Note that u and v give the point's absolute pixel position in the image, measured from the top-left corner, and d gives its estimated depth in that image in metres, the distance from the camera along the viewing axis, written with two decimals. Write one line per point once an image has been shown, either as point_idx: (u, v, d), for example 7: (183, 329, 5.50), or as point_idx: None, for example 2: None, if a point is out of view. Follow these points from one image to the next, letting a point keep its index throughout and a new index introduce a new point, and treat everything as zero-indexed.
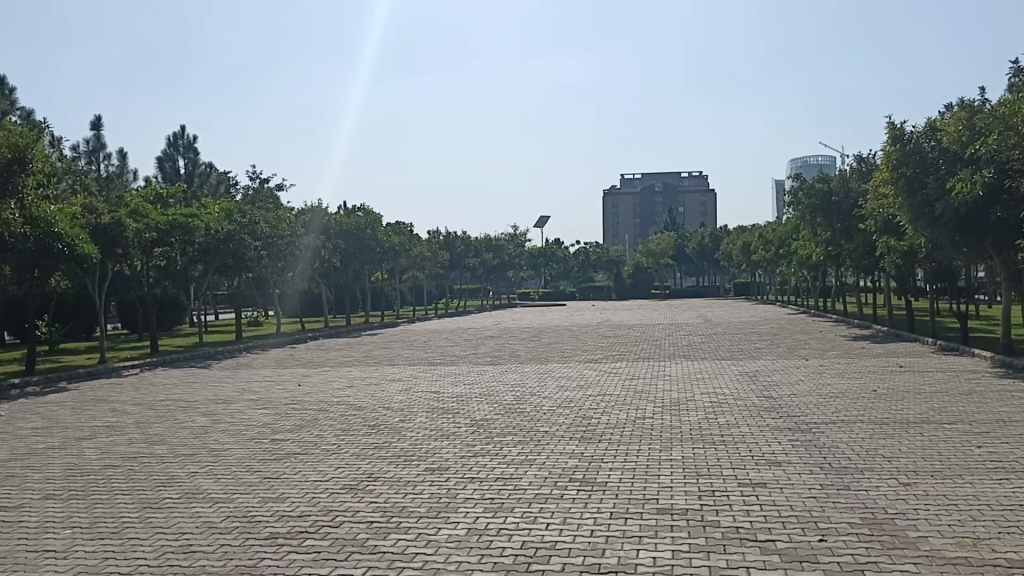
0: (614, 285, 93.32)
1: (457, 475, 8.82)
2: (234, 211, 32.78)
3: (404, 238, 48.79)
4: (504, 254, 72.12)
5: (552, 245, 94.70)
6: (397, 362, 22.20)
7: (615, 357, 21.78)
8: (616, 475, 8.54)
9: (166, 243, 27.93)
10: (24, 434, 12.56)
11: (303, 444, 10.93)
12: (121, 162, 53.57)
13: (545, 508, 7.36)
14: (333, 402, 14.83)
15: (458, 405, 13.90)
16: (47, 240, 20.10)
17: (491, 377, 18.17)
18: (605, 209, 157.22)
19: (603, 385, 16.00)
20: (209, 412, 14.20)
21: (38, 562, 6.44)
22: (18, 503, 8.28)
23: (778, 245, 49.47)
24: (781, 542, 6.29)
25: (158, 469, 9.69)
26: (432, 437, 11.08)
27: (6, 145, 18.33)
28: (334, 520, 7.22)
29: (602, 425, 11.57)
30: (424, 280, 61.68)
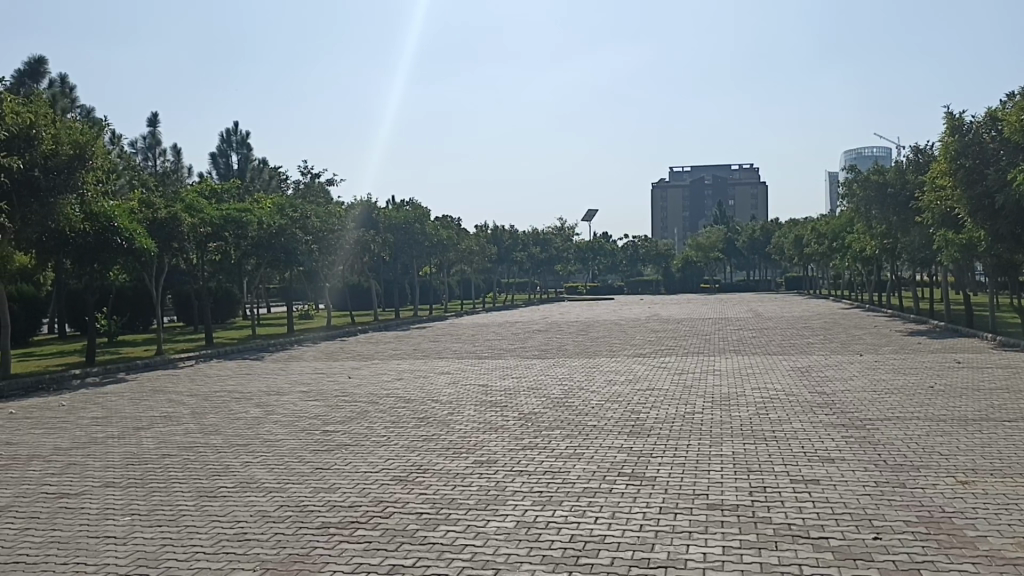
0: (663, 279, 92.60)
1: (506, 468, 8.84)
2: (285, 206, 33.23)
3: (452, 232, 48.94)
4: (552, 248, 72.07)
5: (601, 239, 94.33)
6: (446, 356, 22.34)
7: (665, 352, 21.62)
8: (665, 470, 8.49)
9: (219, 237, 28.49)
10: (85, 423, 12.93)
11: (353, 435, 11.07)
12: (176, 158, 54.72)
13: (593, 502, 7.35)
14: (383, 395, 14.99)
15: (506, 399, 13.95)
16: (107, 234, 20.58)
17: (539, 370, 18.19)
18: (654, 203, 156.02)
19: (652, 379, 15.92)
20: (262, 403, 14.46)
21: (99, 548, 6.63)
22: (80, 490, 8.53)
23: (831, 239, 48.54)
24: (834, 539, 6.20)
25: (213, 458, 9.90)
26: (480, 430, 11.14)
27: (69, 142, 18.93)
28: (385, 511, 7.31)
29: (651, 419, 11.51)
30: (471, 275, 61.87)
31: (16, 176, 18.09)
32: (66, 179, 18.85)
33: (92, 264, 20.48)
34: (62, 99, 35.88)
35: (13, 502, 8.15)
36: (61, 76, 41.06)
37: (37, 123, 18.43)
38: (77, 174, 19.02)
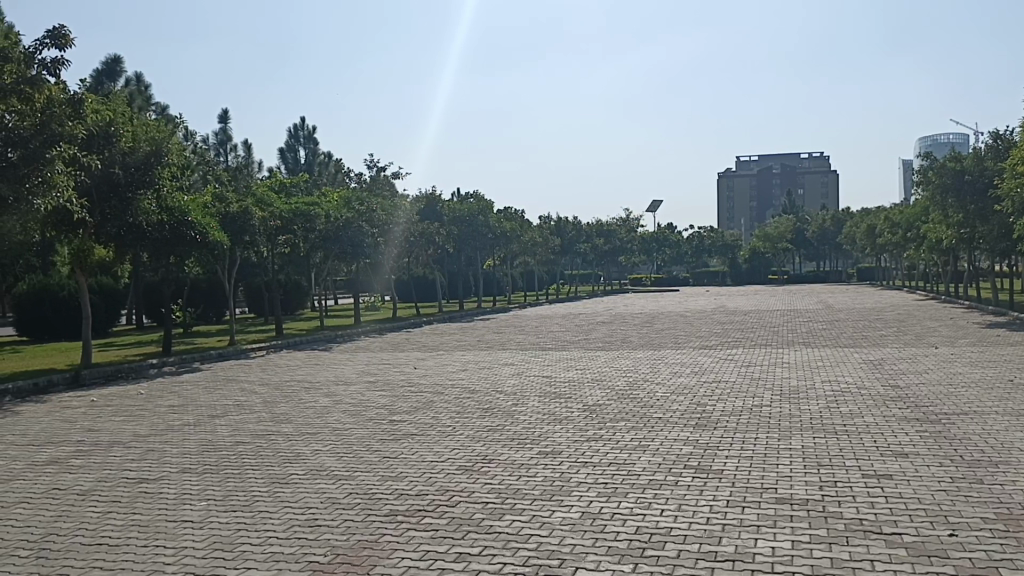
0: (730, 270, 90.45)
1: (570, 459, 8.86)
2: (352, 199, 33.59)
3: (516, 224, 48.88)
4: (616, 239, 71.53)
5: (666, 230, 93.32)
6: (510, 348, 22.43)
7: (732, 344, 21.33)
8: (733, 463, 8.40)
9: (289, 230, 29.02)
10: (163, 411, 13.37)
11: (419, 425, 11.22)
12: (246, 153, 55.98)
13: (659, 494, 7.33)
14: (448, 385, 15.15)
15: (571, 391, 13.97)
16: (182, 228, 20.92)
17: (604, 362, 18.13)
18: (720, 193, 153.81)
19: (719, 372, 15.73)
20: (330, 393, 14.76)
21: (176, 532, 6.85)
22: (159, 476, 8.84)
23: (906, 229, 47.06)
24: (907, 535, 6.07)
25: (284, 446, 10.15)
26: (545, 421, 11.19)
27: (145, 139, 19.58)
28: (451, 500, 7.39)
29: (717, 412, 11.39)
30: (535, 267, 61.77)
31: (96, 172, 18.83)
32: (143, 175, 19.49)
33: (168, 257, 21.04)
34: (138, 98, 37.02)
35: (96, 486, 8.48)
36: (138, 73, 42.42)
37: (116, 121, 19.21)
38: (154, 169, 19.61)
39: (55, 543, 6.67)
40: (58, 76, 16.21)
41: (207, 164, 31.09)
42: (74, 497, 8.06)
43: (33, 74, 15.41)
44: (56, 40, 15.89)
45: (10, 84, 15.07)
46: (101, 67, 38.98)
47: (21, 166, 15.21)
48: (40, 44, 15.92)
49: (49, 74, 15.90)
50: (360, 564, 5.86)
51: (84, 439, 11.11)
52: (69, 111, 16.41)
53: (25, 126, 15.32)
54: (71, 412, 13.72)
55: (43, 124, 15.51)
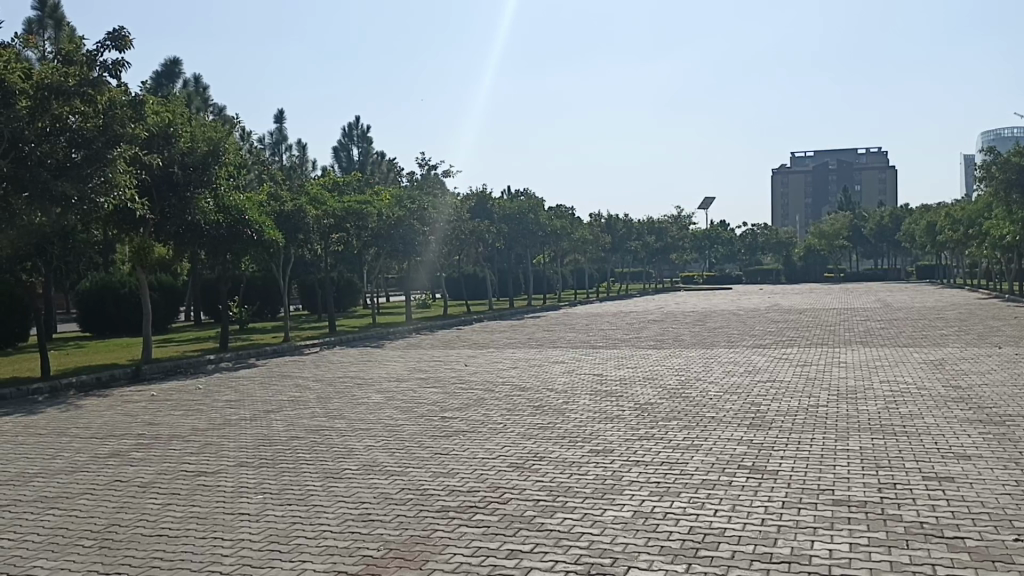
0: (784, 268, 90.08)
1: (622, 458, 8.81)
2: (403, 197, 33.80)
3: (567, 223, 48.76)
4: (667, 237, 71.22)
5: (719, 227, 92.47)
6: (560, 346, 22.39)
7: (786, 343, 21.04)
8: (788, 464, 8.27)
9: (342, 229, 29.36)
10: (219, 406, 13.63)
11: (471, 422, 11.27)
12: (301, 153, 56.79)
13: (712, 495, 7.24)
14: (498, 383, 15.19)
15: (622, 389, 13.91)
16: (239, 226, 21.31)
17: (656, 361, 17.99)
18: (774, 190, 151.82)
19: (773, 371, 15.50)
20: (382, 389, 14.91)
21: (233, 524, 6.98)
22: (217, 468, 9.02)
23: (967, 226, 45.89)
24: (970, 539, 5.91)
25: (337, 441, 10.28)
26: (597, 419, 11.14)
27: (203, 139, 20.06)
28: (502, 497, 7.41)
29: (772, 412, 11.25)
30: (585, 264, 61.67)
31: (156, 172, 19.34)
32: (201, 174, 19.96)
33: (224, 255, 21.50)
34: (196, 100, 37.77)
35: (155, 478, 8.69)
36: (196, 74, 43.34)
37: (175, 122, 19.70)
38: (211, 169, 20.06)
39: (117, 534, 6.85)
40: (119, 78, 16.65)
41: (263, 164, 31.67)
42: (135, 489, 8.27)
43: (95, 76, 15.88)
44: (116, 42, 16.30)
45: (74, 87, 15.52)
46: (161, 69, 39.84)
47: (85, 166, 15.65)
48: (101, 46, 16.34)
49: (109, 76, 16.33)
50: (413, 559, 5.90)
51: (144, 433, 11.39)
52: (130, 112, 16.84)
53: (89, 127, 15.75)
54: (132, 406, 14.07)
55: (106, 126, 15.94)
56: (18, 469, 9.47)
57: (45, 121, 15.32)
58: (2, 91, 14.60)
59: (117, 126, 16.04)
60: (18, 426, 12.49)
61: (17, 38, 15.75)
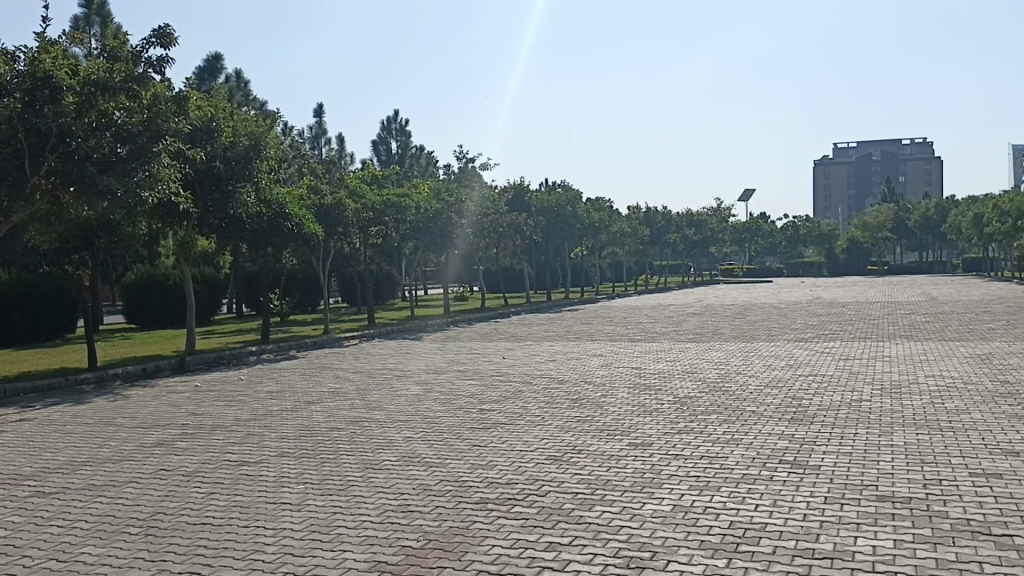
0: (826, 262, 89.07)
1: (662, 451, 8.77)
2: (441, 189, 33.96)
3: (604, 215, 48.54)
4: (707, 230, 70.54)
5: (760, 220, 91.46)
6: (598, 339, 22.32)
7: (828, 337, 20.73)
8: (831, 459, 8.16)
9: (380, 222, 29.55)
10: (261, 397, 13.82)
11: (509, 414, 11.29)
12: (340, 147, 57.24)
13: (754, 489, 7.18)
14: (536, 376, 15.18)
15: (661, 382, 13.83)
16: (279, 220, 21.59)
17: (695, 354, 17.86)
18: (816, 181, 149.80)
19: (815, 365, 15.31)
20: (421, 381, 15.00)
21: (275, 513, 7.08)
22: (258, 459, 9.15)
23: (1017, 217, 44.69)
24: (1019, 538, 5.78)
25: (377, 432, 10.36)
26: (635, 413, 11.09)
27: (245, 134, 20.33)
28: (541, 490, 7.41)
29: (814, 406, 11.09)
30: (623, 257, 61.30)
31: (200, 167, 19.59)
32: (243, 168, 20.16)
33: (265, 248, 21.80)
34: (238, 95, 38.33)
35: (199, 467, 8.83)
36: (236, 70, 44.01)
37: (217, 117, 19.98)
38: (253, 163, 20.29)
39: (162, 522, 6.98)
40: (164, 73, 16.93)
41: (304, 158, 31.96)
42: (179, 478, 8.41)
43: (140, 73, 16.17)
44: (161, 38, 16.54)
45: (120, 83, 15.80)
46: (203, 65, 40.41)
47: (131, 161, 15.98)
48: (146, 43, 16.60)
49: (154, 72, 16.63)
50: (452, 550, 5.94)
51: (188, 423, 11.58)
52: (173, 107, 17.10)
53: (133, 123, 16.01)
54: (176, 396, 14.31)
55: (150, 120, 16.19)
56: (66, 457, 9.69)
57: (91, 116, 15.58)
58: (50, 87, 14.91)
59: (161, 120, 16.29)
60: (66, 416, 12.77)
61: (64, 35, 16.04)
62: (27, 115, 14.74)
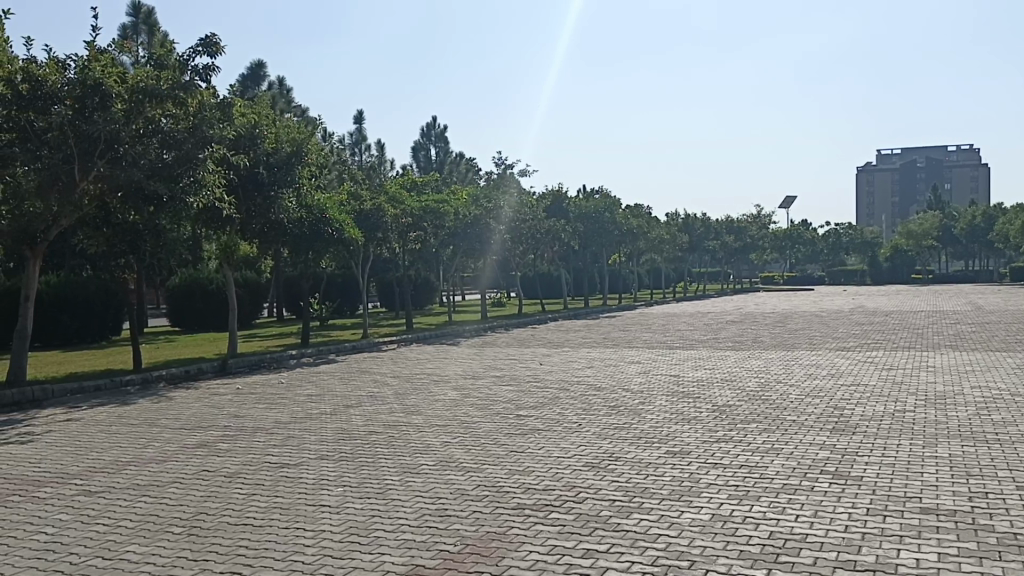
0: (869, 270, 86.35)
1: (700, 460, 8.70)
2: (480, 195, 34.10)
3: (643, 222, 48.26)
4: (747, 236, 69.89)
5: (801, 227, 90.35)
6: (636, 346, 22.23)
7: (871, 346, 20.41)
8: (873, 470, 8.04)
9: (419, 227, 29.71)
10: (301, 400, 13.97)
11: (546, 421, 11.28)
12: (381, 153, 57.78)
13: (794, 500, 7.10)
14: (574, 382, 15.15)
15: (700, 390, 13.73)
16: (320, 225, 21.86)
17: (734, 362, 17.71)
18: (859, 189, 147.77)
19: (857, 374, 15.09)
20: (458, 386, 15.02)
21: (315, 516, 7.16)
22: (299, 461, 9.26)
23: None
24: None
25: (415, 437, 10.44)
26: (674, 420, 11.03)
27: (287, 140, 20.63)
28: (578, 497, 7.40)
29: (856, 416, 10.93)
30: (663, 263, 60.93)
31: (243, 172, 19.88)
32: (285, 174, 20.41)
33: (306, 252, 22.08)
34: (281, 101, 38.84)
35: (241, 469, 8.97)
36: (280, 77, 44.62)
37: (260, 123, 20.34)
38: (295, 168, 20.57)
39: (204, 522, 7.09)
40: (210, 81, 17.24)
41: (344, 163, 32.25)
42: (221, 479, 8.54)
43: (186, 80, 16.38)
44: (208, 47, 16.83)
45: (167, 90, 15.99)
46: (247, 73, 41.05)
47: (176, 167, 16.31)
48: (193, 51, 16.92)
49: (200, 80, 16.93)
50: (489, 555, 5.95)
51: (230, 425, 11.75)
52: (218, 114, 17.45)
53: (179, 129, 16.34)
54: (218, 398, 14.53)
55: (196, 126, 16.52)
56: (112, 457, 9.89)
57: (139, 123, 15.86)
58: (100, 94, 15.23)
59: (206, 127, 16.63)
60: (112, 416, 13.02)
61: (114, 43, 16.42)
62: (77, 121, 15.05)
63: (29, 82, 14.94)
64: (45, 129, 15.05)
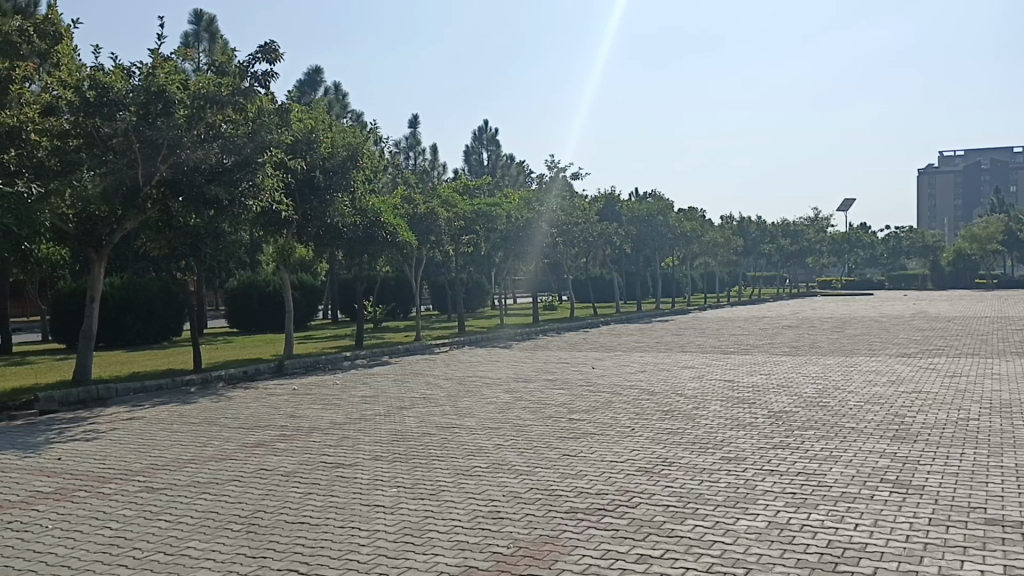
0: (931, 274, 84.86)
1: (756, 466, 8.58)
2: (531, 198, 34.17)
3: (696, 225, 47.76)
4: (804, 240, 68.70)
5: (859, 231, 88.40)
6: (690, 350, 22.00)
7: (933, 352, 19.88)
8: (936, 479, 7.84)
9: (472, 230, 29.80)
10: (355, 401, 14.14)
11: (599, 425, 11.24)
12: (434, 157, 58.28)
13: (853, 508, 6.97)
14: (627, 387, 15.05)
15: (755, 396, 13.56)
16: (375, 228, 22.12)
17: (791, 368, 17.39)
18: (921, 192, 144.32)
19: (919, 381, 14.71)
20: (510, 389, 15.05)
21: (369, 515, 7.24)
22: (354, 461, 9.39)
23: None
24: None
25: (468, 439, 10.49)
26: (728, 426, 10.91)
27: (343, 145, 20.91)
28: (631, 501, 7.37)
29: (917, 424, 10.68)
30: (716, 267, 60.28)
31: (300, 176, 20.20)
32: (341, 178, 20.72)
33: (361, 256, 22.34)
34: (336, 106, 39.38)
35: (297, 468, 9.12)
36: (336, 82, 45.25)
37: (316, 128, 20.64)
38: (350, 172, 20.86)
39: (262, 519, 7.22)
40: (268, 87, 17.56)
41: (398, 167, 32.58)
42: (279, 478, 8.70)
43: (245, 87, 16.71)
44: (266, 54, 17.15)
45: (229, 96, 16.39)
46: (304, 78, 41.74)
47: (235, 171, 16.77)
48: (253, 59, 17.24)
49: (260, 87, 17.27)
50: (543, 558, 5.96)
51: (286, 425, 11.95)
52: (276, 119, 17.83)
53: (238, 134, 16.63)
54: (275, 398, 14.80)
55: (255, 132, 16.79)
56: (173, 455, 10.13)
57: (200, 128, 16.20)
58: (163, 101, 15.56)
59: (264, 133, 16.94)
60: (173, 415, 13.33)
61: (176, 50, 16.77)
62: (142, 127, 15.40)
63: (95, 89, 15.32)
64: (110, 135, 15.36)
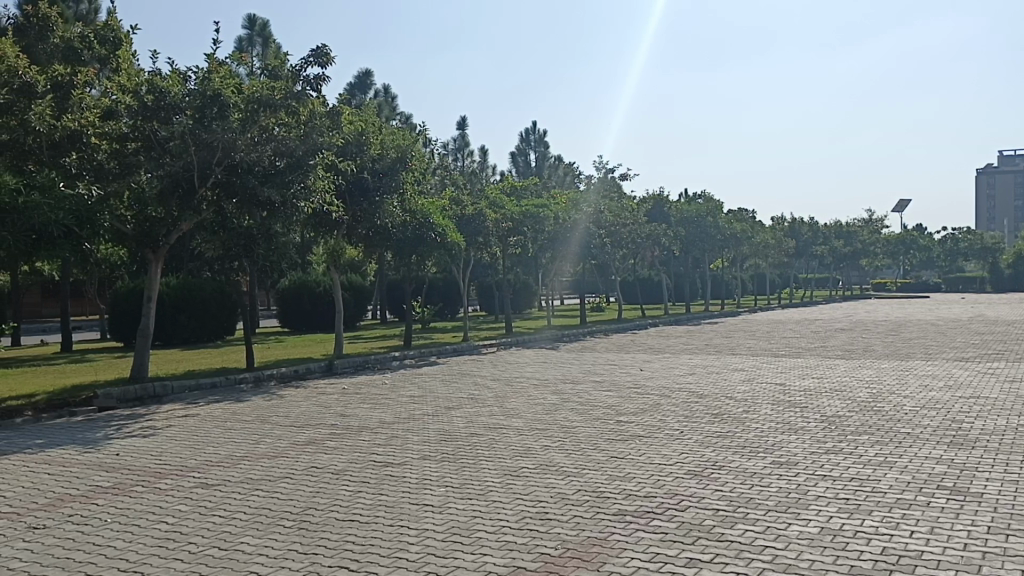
0: (989, 275, 82.69)
1: (808, 471, 8.45)
2: (579, 199, 34.17)
3: (747, 225, 47.22)
4: (856, 242, 67.59)
5: (915, 232, 86.49)
6: (740, 353, 21.75)
7: (993, 357, 19.35)
8: (995, 487, 7.63)
9: (520, 231, 29.80)
10: (404, 401, 14.25)
11: (647, 427, 11.17)
12: (482, 158, 58.57)
13: (909, 515, 6.82)
14: (675, 389, 14.93)
15: (806, 399, 13.37)
16: (424, 229, 22.36)
17: (844, 372, 17.09)
18: (980, 192, 140.77)
19: (977, 386, 14.34)
20: (558, 391, 15.03)
21: (417, 514, 7.30)
22: (403, 460, 9.48)
23: None
24: None
25: (515, 439, 10.51)
26: (779, 430, 10.76)
27: (392, 147, 21.06)
28: (680, 505, 7.31)
29: (976, 430, 10.40)
30: (766, 269, 59.53)
31: (350, 178, 20.42)
32: (390, 180, 20.92)
33: (410, 257, 22.53)
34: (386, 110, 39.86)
35: (348, 466, 9.23)
36: (385, 86, 45.82)
37: (366, 130, 20.84)
38: (399, 174, 21.04)
39: (313, 516, 7.32)
40: (319, 90, 17.81)
41: (446, 168, 32.83)
42: (329, 476, 8.81)
43: (298, 90, 17.11)
44: (318, 58, 17.39)
45: (280, 100, 16.73)
46: (354, 82, 42.32)
47: (288, 173, 16.79)
48: (305, 62, 17.50)
49: (311, 89, 17.54)
50: (591, 560, 5.95)
51: (337, 423, 12.09)
52: (328, 122, 18.06)
53: (291, 136, 16.94)
54: (324, 397, 14.98)
55: (306, 134, 17.10)
56: (226, 452, 10.32)
57: (253, 131, 16.52)
58: (218, 104, 15.91)
59: (315, 135, 17.20)
60: (226, 413, 13.58)
61: (231, 55, 17.14)
62: (198, 130, 15.77)
63: (153, 93, 15.75)
64: (168, 139, 15.72)
